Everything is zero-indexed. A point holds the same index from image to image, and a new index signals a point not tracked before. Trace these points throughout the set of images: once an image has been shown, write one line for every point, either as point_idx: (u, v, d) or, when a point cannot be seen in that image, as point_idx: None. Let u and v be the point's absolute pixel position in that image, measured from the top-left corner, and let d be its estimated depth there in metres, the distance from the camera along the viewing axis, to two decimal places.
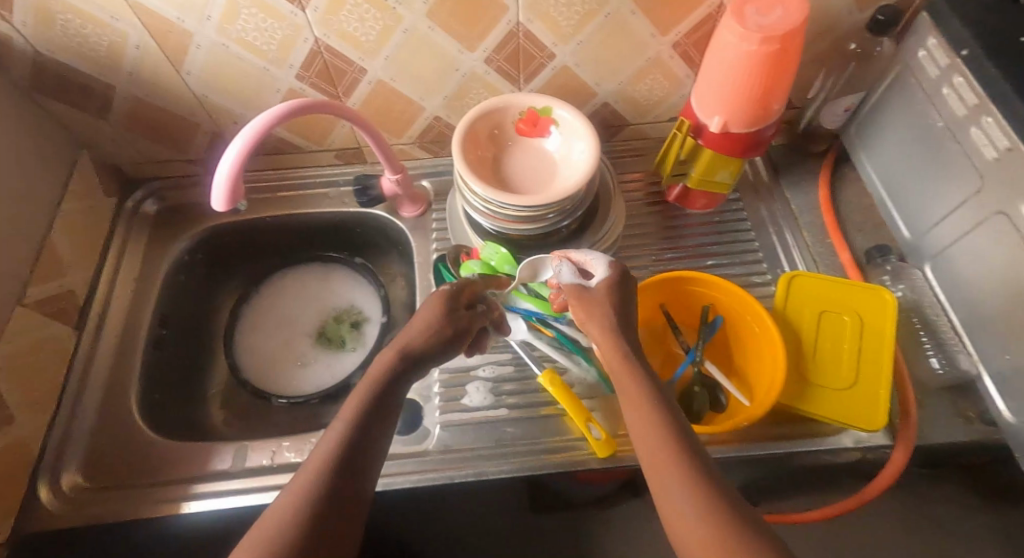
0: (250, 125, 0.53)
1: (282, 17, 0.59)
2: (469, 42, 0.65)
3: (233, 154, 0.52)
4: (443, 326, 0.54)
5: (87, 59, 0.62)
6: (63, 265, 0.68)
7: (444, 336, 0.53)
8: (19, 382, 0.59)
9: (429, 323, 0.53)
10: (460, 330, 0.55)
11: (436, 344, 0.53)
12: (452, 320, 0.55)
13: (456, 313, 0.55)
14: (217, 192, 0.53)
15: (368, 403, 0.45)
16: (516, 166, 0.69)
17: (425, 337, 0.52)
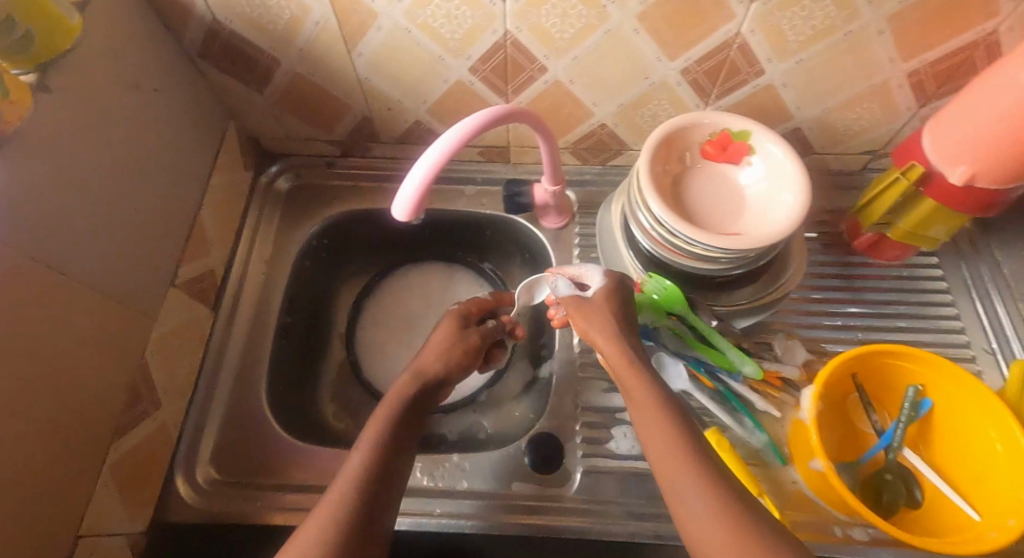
0: (447, 134, 0.47)
1: (478, 5, 0.53)
2: (672, 50, 0.56)
3: (423, 169, 0.47)
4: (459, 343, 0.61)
5: (262, 33, 0.57)
6: (209, 245, 0.66)
7: (460, 353, 0.60)
8: (165, 367, 0.58)
9: (444, 342, 0.61)
10: (474, 346, 0.62)
11: (456, 363, 0.59)
12: (461, 338, 0.62)
13: (467, 329, 0.64)
14: (400, 205, 0.49)
15: (383, 433, 0.48)
16: (697, 193, 0.61)
17: (432, 355, 0.59)
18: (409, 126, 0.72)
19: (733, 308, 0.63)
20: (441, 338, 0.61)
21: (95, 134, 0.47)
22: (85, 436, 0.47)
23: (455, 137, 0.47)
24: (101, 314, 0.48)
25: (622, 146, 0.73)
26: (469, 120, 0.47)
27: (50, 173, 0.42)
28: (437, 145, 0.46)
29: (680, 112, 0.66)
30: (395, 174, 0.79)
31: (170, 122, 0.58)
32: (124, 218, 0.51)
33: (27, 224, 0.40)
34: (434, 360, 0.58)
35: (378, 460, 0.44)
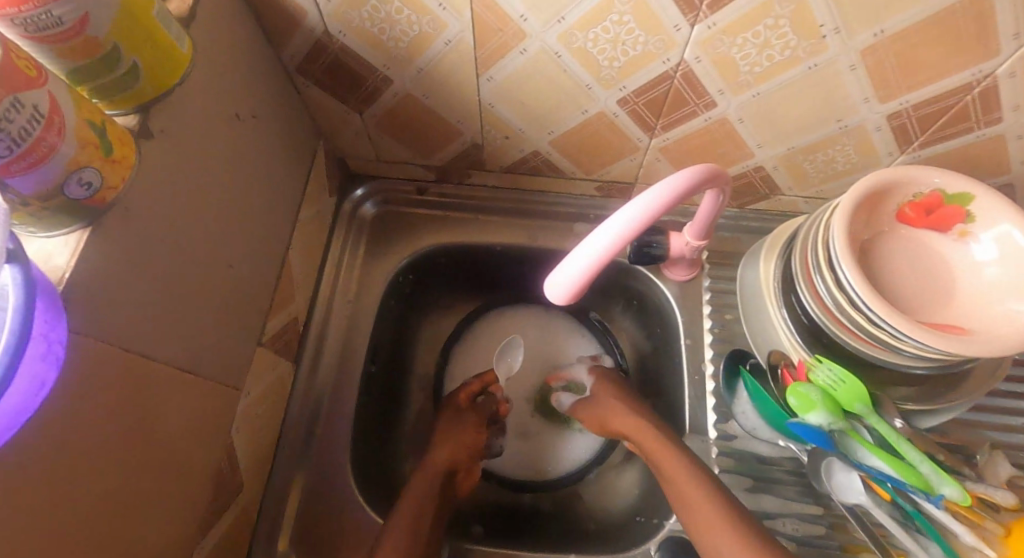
0: (629, 203, 0.38)
1: (658, 30, 0.42)
2: (888, 91, 0.45)
3: (588, 255, 0.38)
4: (467, 429, 0.60)
5: (377, 50, 0.48)
6: (295, 289, 0.57)
7: (467, 439, 0.59)
8: (249, 439, 0.50)
9: (448, 431, 0.60)
10: (475, 427, 0.61)
11: (463, 450, 0.58)
12: (464, 422, 0.61)
13: (459, 411, 0.62)
14: (555, 289, 0.41)
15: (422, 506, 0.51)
16: (891, 266, 0.50)
17: (447, 444, 0.58)
18: (524, 156, 0.62)
19: (922, 406, 0.52)
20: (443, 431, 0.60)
21: (194, 185, 0.38)
22: (170, 544, 0.39)
23: (610, 242, 0.38)
24: (192, 398, 0.40)
25: (772, 191, 0.61)
26: (627, 218, 0.37)
27: (147, 241, 0.34)
28: (586, 253, 0.38)
29: (865, 160, 0.54)
30: (495, 206, 0.69)
31: (266, 155, 0.49)
32: (219, 278, 0.43)
33: (119, 310, 0.32)
34: (444, 451, 0.57)
35: (414, 523, 0.50)
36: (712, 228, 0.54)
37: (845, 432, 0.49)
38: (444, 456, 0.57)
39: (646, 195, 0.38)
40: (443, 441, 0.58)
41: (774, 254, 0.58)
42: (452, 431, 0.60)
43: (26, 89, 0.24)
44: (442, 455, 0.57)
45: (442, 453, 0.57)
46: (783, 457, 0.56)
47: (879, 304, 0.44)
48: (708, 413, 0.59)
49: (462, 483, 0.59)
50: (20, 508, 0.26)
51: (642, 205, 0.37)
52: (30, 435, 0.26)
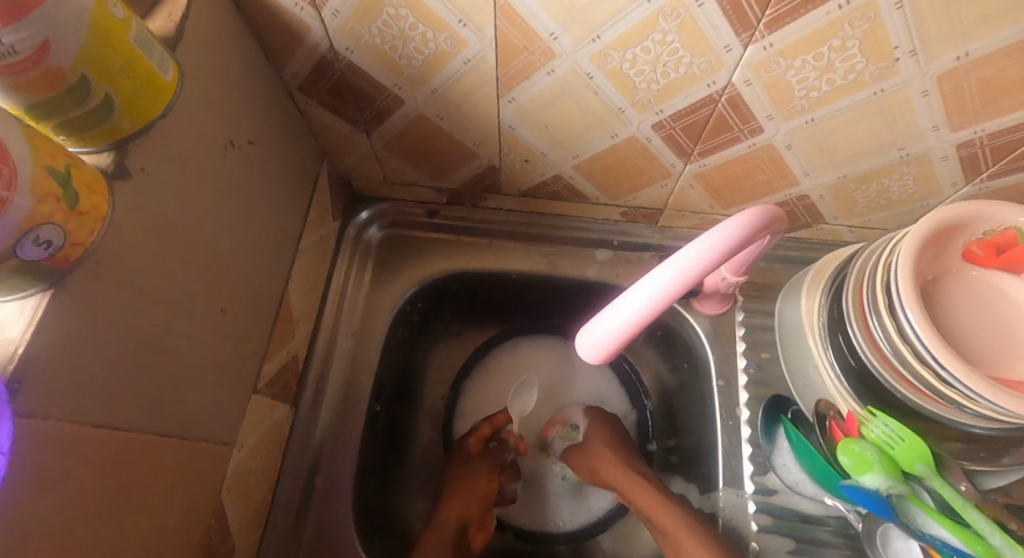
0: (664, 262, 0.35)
1: (705, 51, 0.37)
2: (962, 120, 0.40)
3: (621, 319, 0.37)
4: (477, 480, 0.57)
5: (388, 68, 0.43)
6: (295, 325, 0.53)
7: (479, 491, 0.56)
8: (242, 496, 0.45)
9: (459, 483, 0.56)
10: (487, 476, 0.57)
11: (474, 503, 0.55)
12: (474, 472, 0.57)
13: (472, 456, 0.58)
14: (587, 349, 0.40)
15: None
16: (957, 312, 0.44)
17: (456, 498, 0.55)
18: (544, 180, 0.57)
19: (987, 468, 0.47)
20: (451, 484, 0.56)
21: (180, 225, 0.34)
22: None
23: (632, 315, 0.37)
24: (177, 465, 0.35)
25: (815, 220, 0.56)
26: (636, 305, 0.36)
27: (122, 295, 0.29)
28: (609, 323, 0.38)
29: (924, 190, 0.48)
30: (511, 231, 0.64)
31: (264, 183, 0.45)
32: (209, 325, 0.38)
33: (87, 381, 0.27)
34: (454, 505, 0.54)
35: None
36: (754, 264, 0.48)
37: (904, 496, 0.44)
38: (454, 512, 0.54)
39: (654, 279, 0.36)
40: (452, 494, 0.55)
41: (818, 290, 0.53)
42: (463, 481, 0.56)
43: None
44: (451, 510, 0.54)
45: (452, 508, 0.54)
46: (828, 515, 0.51)
47: (951, 363, 0.38)
48: (744, 463, 0.54)
49: (476, 539, 0.55)
50: None
51: (648, 294, 0.36)
52: None
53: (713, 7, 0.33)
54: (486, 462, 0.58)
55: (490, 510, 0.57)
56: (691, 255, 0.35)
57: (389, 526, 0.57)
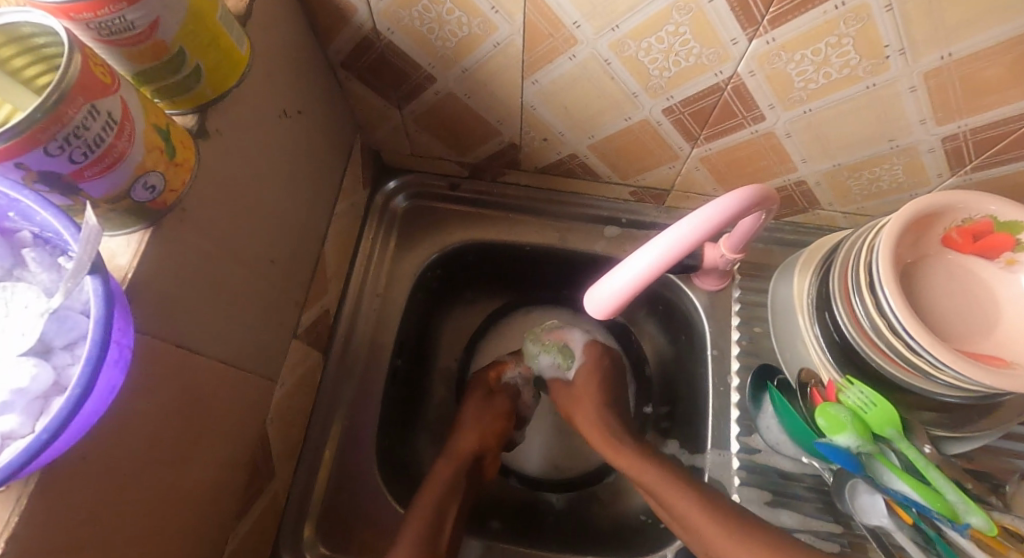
0: (665, 232, 0.40)
1: (714, 43, 0.41)
2: (946, 115, 0.43)
3: (624, 281, 0.42)
4: (495, 418, 0.62)
5: (423, 48, 0.47)
6: (328, 282, 0.58)
7: (498, 425, 0.62)
8: (280, 429, 0.51)
9: (477, 419, 0.62)
10: (501, 411, 0.64)
11: (491, 434, 0.61)
12: (490, 409, 0.63)
13: (491, 396, 0.64)
14: (593, 307, 0.45)
15: (446, 498, 0.53)
16: (932, 294, 0.49)
17: (471, 432, 0.60)
18: (560, 158, 0.62)
19: (950, 433, 0.51)
20: (481, 423, 0.61)
21: (241, 183, 0.39)
22: (207, 530, 0.41)
23: (633, 278, 0.42)
24: (233, 391, 0.41)
25: (811, 205, 0.60)
26: (633, 272, 0.41)
27: (198, 240, 0.34)
28: (612, 285, 0.43)
29: (913, 180, 0.52)
30: (526, 206, 0.69)
31: (307, 151, 0.50)
32: (260, 274, 0.43)
33: (173, 309, 0.33)
34: (469, 437, 0.60)
35: (434, 517, 0.51)
36: (750, 242, 0.53)
37: (873, 455, 0.49)
38: (471, 441, 0.59)
39: (650, 251, 0.40)
40: (469, 425, 0.61)
41: (810, 269, 0.57)
42: (483, 411, 0.62)
43: (100, 97, 0.25)
44: (467, 441, 0.59)
45: (469, 445, 0.59)
46: (803, 473, 0.57)
47: (920, 334, 0.43)
48: (731, 424, 0.59)
49: (488, 468, 0.61)
50: (84, 498, 0.27)
51: (648, 260, 0.40)
52: (93, 430, 0.27)
53: (722, 4, 0.37)
54: (503, 398, 0.64)
55: (500, 444, 0.62)
56: (682, 231, 0.39)
57: (406, 470, 0.63)
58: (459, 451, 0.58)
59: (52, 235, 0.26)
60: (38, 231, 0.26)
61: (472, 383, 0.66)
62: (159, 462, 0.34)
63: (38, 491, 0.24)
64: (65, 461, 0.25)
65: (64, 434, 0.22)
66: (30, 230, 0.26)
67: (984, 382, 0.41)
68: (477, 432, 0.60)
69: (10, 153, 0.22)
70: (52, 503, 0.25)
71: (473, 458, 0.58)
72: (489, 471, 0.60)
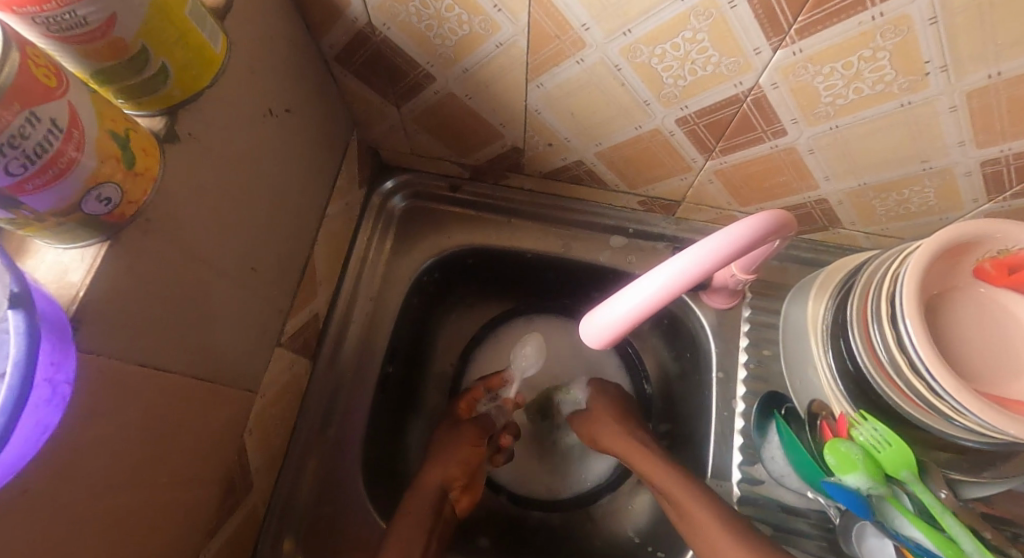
0: (676, 256, 0.36)
1: (735, 52, 0.37)
2: (987, 138, 0.39)
3: (624, 308, 0.39)
4: (467, 445, 0.59)
5: (421, 45, 0.44)
6: (318, 286, 0.56)
7: (463, 455, 0.58)
8: (261, 439, 0.49)
9: (452, 444, 0.58)
10: (477, 439, 0.59)
11: (455, 468, 0.57)
12: (459, 437, 0.59)
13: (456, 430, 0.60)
14: (590, 333, 0.42)
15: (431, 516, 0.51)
16: (958, 328, 0.45)
17: (442, 463, 0.56)
18: (566, 164, 0.58)
19: (966, 476, 0.48)
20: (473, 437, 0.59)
21: (217, 187, 0.36)
22: (176, 549, 0.39)
23: (636, 305, 0.38)
24: (208, 406, 0.39)
25: (832, 223, 0.57)
26: (635, 300, 0.38)
27: (167, 250, 0.32)
28: (613, 311, 0.40)
29: (943, 204, 0.49)
30: (529, 211, 0.66)
31: (296, 151, 0.47)
32: (239, 282, 0.41)
33: (137, 325, 0.30)
34: (439, 467, 0.56)
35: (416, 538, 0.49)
36: (763, 264, 0.49)
37: (883, 497, 0.47)
38: (440, 473, 0.56)
39: (654, 278, 0.37)
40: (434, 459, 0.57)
41: (826, 293, 0.53)
42: (449, 443, 0.59)
43: (41, 102, 0.22)
44: (435, 471, 0.56)
45: (440, 469, 0.56)
46: (810, 508, 0.54)
47: (945, 377, 0.39)
48: (734, 452, 0.57)
49: (457, 503, 0.57)
50: (28, 534, 0.25)
51: (653, 286, 0.37)
52: (37, 463, 0.25)
53: (746, 11, 0.33)
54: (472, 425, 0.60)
55: (473, 474, 0.59)
56: (691, 258, 0.36)
57: (394, 480, 0.61)
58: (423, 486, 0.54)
59: None
60: None
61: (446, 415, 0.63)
62: (119, 488, 0.32)
63: None
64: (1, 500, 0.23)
65: None
66: None
67: (1012, 433, 0.38)
68: (449, 461, 0.57)
69: None
70: None
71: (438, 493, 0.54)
72: (460, 504, 0.57)
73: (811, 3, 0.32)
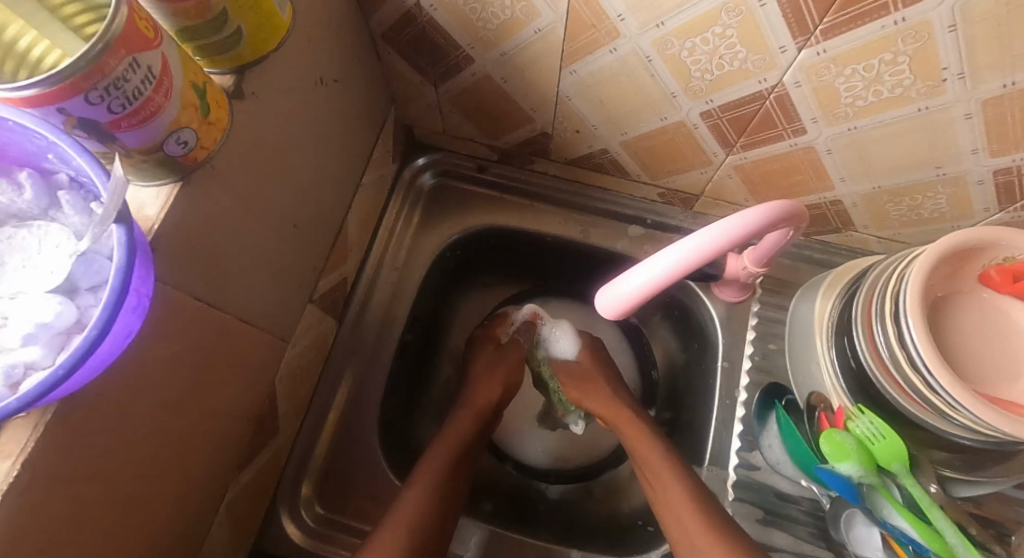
0: (700, 230, 0.38)
1: (761, 49, 0.39)
2: (1001, 147, 0.41)
3: (645, 278, 0.40)
4: (508, 369, 0.65)
5: (465, 27, 0.47)
6: (349, 252, 0.59)
7: (507, 378, 0.64)
8: (288, 388, 0.52)
9: (489, 368, 0.65)
10: (517, 364, 0.66)
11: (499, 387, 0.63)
12: (504, 366, 0.65)
13: (499, 353, 0.66)
14: (606, 302, 0.44)
15: (438, 474, 0.54)
16: (959, 331, 0.47)
17: (491, 383, 0.63)
18: (591, 152, 0.61)
19: (954, 474, 0.50)
20: (490, 386, 0.63)
21: (271, 148, 0.39)
22: (208, 477, 0.43)
23: (655, 276, 0.40)
24: (247, 348, 0.43)
25: (845, 226, 0.58)
26: (655, 270, 0.39)
27: (225, 198, 0.35)
28: (634, 280, 0.41)
29: (956, 212, 0.50)
30: (552, 196, 0.69)
31: (340, 119, 0.50)
32: (282, 237, 0.44)
33: (197, 264, 0.34)
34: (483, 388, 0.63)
35: (428, 485, 0.52)
36: (775, 257, 0.52)
37: (873, 487, 0.49)
38: (496, 393, 0.63)
39: (675, 250, 0.38)
40: (485, 379, 0.64)
41: (834, 293, 0.55)
42: (496, 365, 0.65)
43: (142, 51, 0.25)
44: (486, 392, 0.63)
45: (485, 391, 0.63)
46: (801, 496, 0.56)
47: (940, 372, 0.41)
48: (733, 438, 0.59)
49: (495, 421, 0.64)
50: (99, 434, 0.29)
51: (675, 256, 0.38)
52: (111, 373, 0.29)
53: (775, 10, 0.35)
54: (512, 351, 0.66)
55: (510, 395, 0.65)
56: (714, 232, 0.37)
57: (406, 444, 0.64)
58: (475, 406, 0.62)
59: (87, 180, 0.26)
60: (75, 174, 0.27)
61: (480, 341, 0.68)
62: (170, 410, 0.35)
63: (55, 422, 0.25)
64: (81, 398, 0.27)
65: (81, 370, 0.24)
66: (67, 173, 0.27)
67: (1002, 428, 0.40)
68: (497, 382, 0.63)
69: (52, 99, 0.23)
70: (65, 437, 0.26)
71: (491, 411, 0.62)
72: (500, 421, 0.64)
73: (838, 5, 0.34)
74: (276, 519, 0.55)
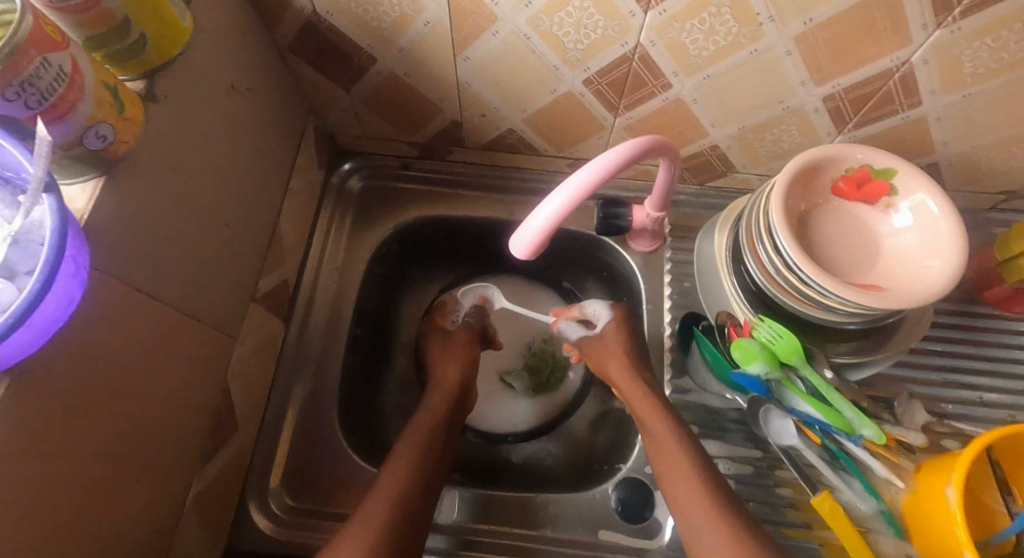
0: (584, 166, 0.43)
1: (615, 16, 0.46)
2: (821, 75, 0.50)
3: (547, 215, 0.43)
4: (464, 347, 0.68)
5: (362, 29, 0.52)
6: (285, 254, 0.62)
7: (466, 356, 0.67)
8: (242, 386, 0.54)
9: (444, 350, 0.67)
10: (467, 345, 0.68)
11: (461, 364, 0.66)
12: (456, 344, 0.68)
13: (452, 337, 0.69)
14: (517, 246, 0.46)
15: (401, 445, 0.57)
16: (823, 236, 0.55)
17: (451, 363, 0.66)
18: (500, 134, 0.67)
19: (848, 360, 0.57)
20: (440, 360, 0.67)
21: (193, 149, 0.43)
22: (171, 470, 0.44)
23: (554, 210, 0.43)
24: (194, 342, 0.45)
25: (728, 169, 0.67)
26: (554, 205, 0.43)
27: (153, 194, 0.38)
28: (538, 219, 0.44)
29: (807, 140, 0.59)
30: (474, 182, 0.74)
31: (258, 124, 0.53)
32: (216, 235, 0.47)
33: (133, 254, 0.36)
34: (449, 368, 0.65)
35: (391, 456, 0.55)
36: (670, 199, 0.59)
37: (780, 383, 0.55)
38: (459, 368, 0.65)
39: (567, 186, 0.43)
40: (444, 361, 0.66)
41: (727, 227, 0.63)
42: (453, 350, 0.67)
43: (51, 51, 0.28)
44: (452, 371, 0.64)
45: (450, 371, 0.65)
46: (728, 407, 0.63)
47: (807, 266, 0.49)
48: (664, 369, 0.66)
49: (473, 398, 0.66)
50: (57, 411, 0.31)
51: (567, 191, 0.42)
52: (62, 352, 0.31)
53: None
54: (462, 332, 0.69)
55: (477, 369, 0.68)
56: (595, 166, 0.43)
57: (369, 431, 0.66)
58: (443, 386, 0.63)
59: (12, 174, 0.29)
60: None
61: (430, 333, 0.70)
62: (124, 397, 0.37)
63: (13, 394, 0.27)
64: (35, 373, 0.29)
65: (26, 332, 0.26)
66: None
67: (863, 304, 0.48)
68: (457, 360, 0.66)
69: None
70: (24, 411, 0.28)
71: (462, 386, 0.64)
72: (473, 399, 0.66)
73: None
74: (247, 519, 0.56)
